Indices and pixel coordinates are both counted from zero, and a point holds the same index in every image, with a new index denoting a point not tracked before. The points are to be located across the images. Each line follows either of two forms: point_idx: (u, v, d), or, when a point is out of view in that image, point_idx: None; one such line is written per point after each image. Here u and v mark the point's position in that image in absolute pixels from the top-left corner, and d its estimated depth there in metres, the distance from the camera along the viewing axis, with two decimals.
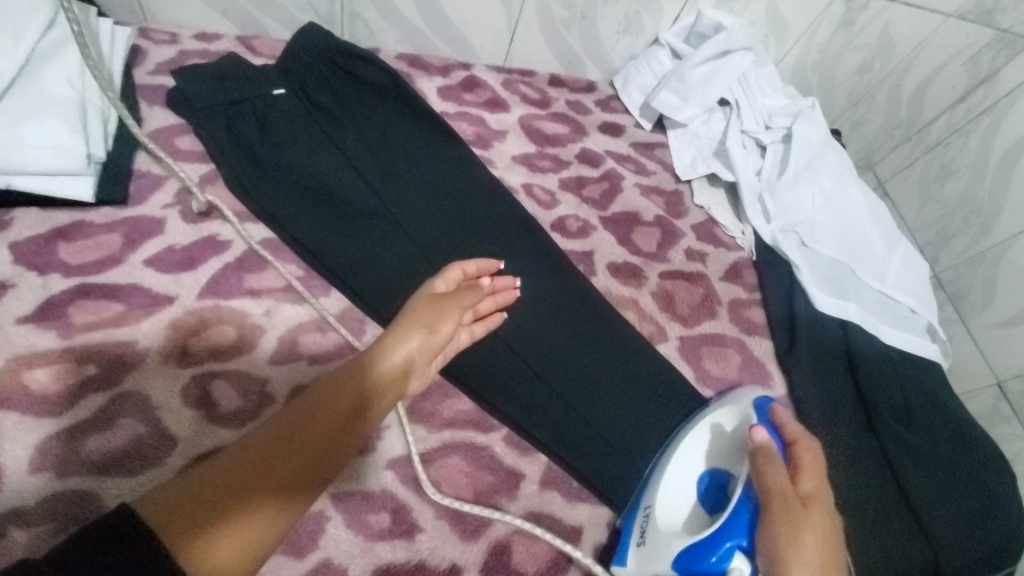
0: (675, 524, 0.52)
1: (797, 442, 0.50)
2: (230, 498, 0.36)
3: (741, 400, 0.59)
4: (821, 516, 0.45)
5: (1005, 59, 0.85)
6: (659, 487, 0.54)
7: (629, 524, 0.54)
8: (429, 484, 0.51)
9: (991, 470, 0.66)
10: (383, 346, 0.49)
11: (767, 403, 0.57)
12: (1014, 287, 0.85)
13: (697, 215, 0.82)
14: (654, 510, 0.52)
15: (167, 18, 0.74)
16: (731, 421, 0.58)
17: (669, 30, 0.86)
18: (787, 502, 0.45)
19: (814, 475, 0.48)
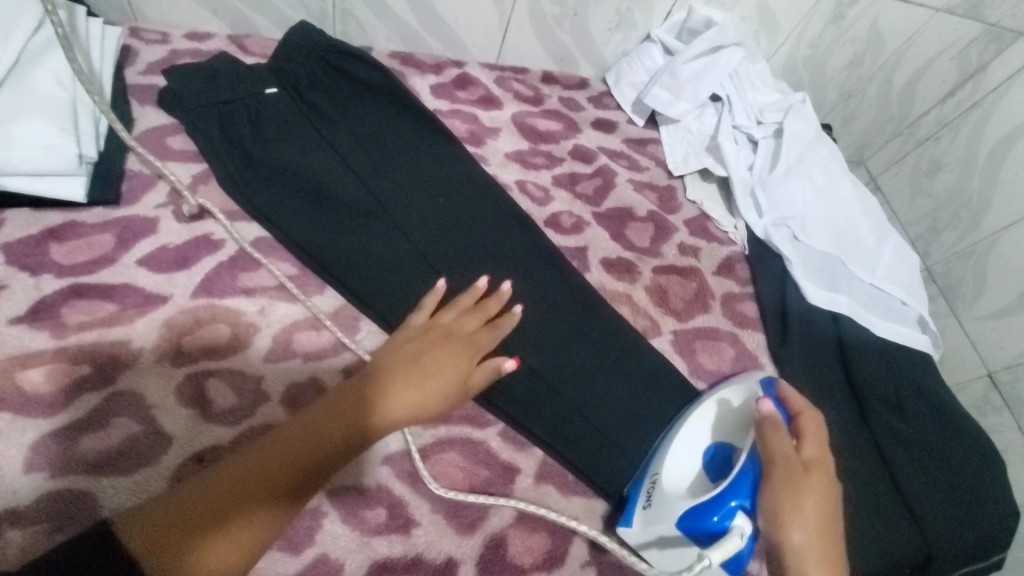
0: (681, 489, 0.53)
1: (802, 413, 0.51)
2: (221, 509, 0.38)
3: (747, 380, 0.61)
4: (823, 479, 0.46)
5: (994, 53, 0.87)
6: (666, 454, 0.55)
7: (635, 491, 0.55)
8: (430, 477, 0.52)
9: (981, 459, 0.67)
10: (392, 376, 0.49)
11: (773, 381, 0.59)
12: (1003, 279, 0.86)
13: (689, 210, 0.82)
14: (662, 475, 0.53)
15: (158, 17, 0.73)
16: (738, 397, 0.59)
17: (660, 26, 0.87)
18: (789, 467, 0.46)
19: (818, 443, 0.48)
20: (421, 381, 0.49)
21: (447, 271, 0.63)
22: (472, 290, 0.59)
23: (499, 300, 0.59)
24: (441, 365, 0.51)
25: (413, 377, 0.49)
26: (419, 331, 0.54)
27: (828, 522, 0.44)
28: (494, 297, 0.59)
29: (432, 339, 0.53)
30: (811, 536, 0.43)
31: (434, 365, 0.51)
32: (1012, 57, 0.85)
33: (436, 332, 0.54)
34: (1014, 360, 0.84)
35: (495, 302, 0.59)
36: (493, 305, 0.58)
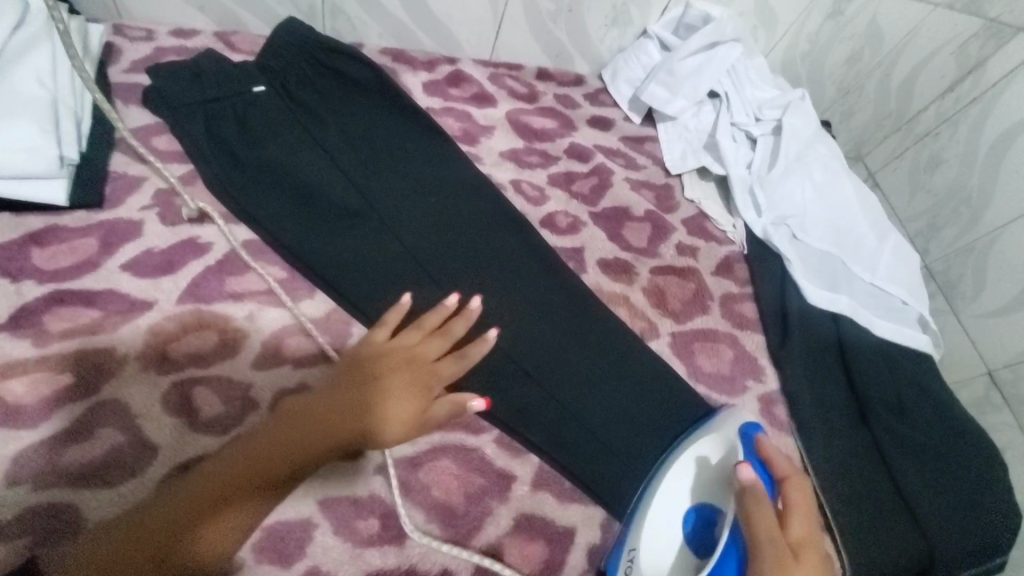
0: (661, 571, 0.50)
1: (787, 479, 0.50)
2: (213, 507, 0.41)
3: (723, 428, 0.56)
4: (812, 563, 0.43)
5: (993, 48, 0.85)
6: (643, 526, 0.51)
7: (613, 564, 0.52)
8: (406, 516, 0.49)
9: (982, 460, 0.66)
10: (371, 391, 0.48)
11: (755, 433, 0.55)
12: (1003, 277, 0.85)
13: (687, 210, 0.81)
14: (639, 553, 0.50)
15: (142, 14, 0.72)
16: (717, 452, 0.55)
17: (657, 22, 0.85)
18: (778, 548, 0.43)
19: (804, 519, 0.47)
20: (376, 408, 0.47)
21: (440, 274, 0.62)
22: (438, 309, 0.54)
23: (466, 321, 0.55)
24: (397, 393, 0.48)
25: (368, 405, 0.47)
26: (378, 352, 0.50)
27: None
28: (461, 318, 0.55)
29: (390, 363, 0.50)
30: None
31: (391, 392, 0.48)
32: (1011, 52, 0.83)
33: (396, 356, 0.51)
34: (1014, 358, 0.83)
35: (462, 323, 0.54)
36: (459, 328, 0.54)
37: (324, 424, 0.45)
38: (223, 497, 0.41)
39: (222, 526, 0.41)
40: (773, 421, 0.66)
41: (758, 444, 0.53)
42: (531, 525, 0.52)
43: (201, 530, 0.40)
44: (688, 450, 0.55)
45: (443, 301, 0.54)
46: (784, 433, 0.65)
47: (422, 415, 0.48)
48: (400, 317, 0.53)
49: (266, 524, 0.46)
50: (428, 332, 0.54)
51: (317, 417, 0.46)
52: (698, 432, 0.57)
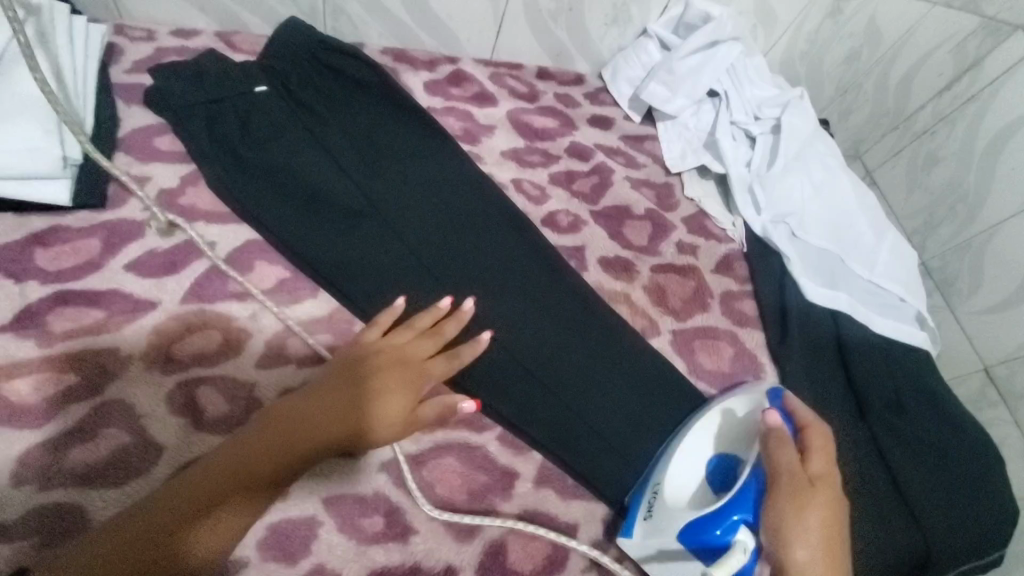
0: (682, 501, 0.52)
1: (810, 426, 0.51)
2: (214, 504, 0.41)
3: (755, 391, 0.59)
4: (828, 496, 0.46)
5: (991, 46, 0.85)
6: (670, 463, 0.54)
7: (637, 501, 0.54)
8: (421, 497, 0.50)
9: (979, 455, 0.67)
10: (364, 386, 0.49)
11: (780, 390, 0.57)
12: (1000, 274, 0.86)
13: (687, 208, 0.81)
14: (663, 486, 0.52)
15: (143, 14, 0.72)
16: (743, 407, 0.58)
17: (657, 20, 0.85)
18: (796, 481, 0.46)
19: (823, 458, 0.49)
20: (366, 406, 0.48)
21: (442, 274, 0.62)
22: (429, 312, 0.56)
23: (459, 322, 0.56)
24: (387, 391, 0.49)
25: (358, 403, 0.48)
26: (370, 352, 0.52)
27: (830, 538, 0.44)
28: (454, 319, 0.56)
29: (381, 362, 0.51)
30: (812, 552, 0.43)
31: (381, 390, 0.49)
32: (1009, 49, 0.83)
33: (388, 355, 0.52)
34: (1009, 354, 0.84)
35: (455, 324, 0.56)
36: (450, 328, 0.55)
37: (318, 422, 0.46)
38: (216, 502, 0.41)
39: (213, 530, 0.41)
40: None
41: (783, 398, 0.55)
42: (534, 521, 0.53)
43: (192, 535, 0.40)
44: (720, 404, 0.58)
45: (436, 304, 0.56)
46: None
47: (410, 413, 0.49)
48: (394, 318, 0.55)
49: (271, 522, 0.47)
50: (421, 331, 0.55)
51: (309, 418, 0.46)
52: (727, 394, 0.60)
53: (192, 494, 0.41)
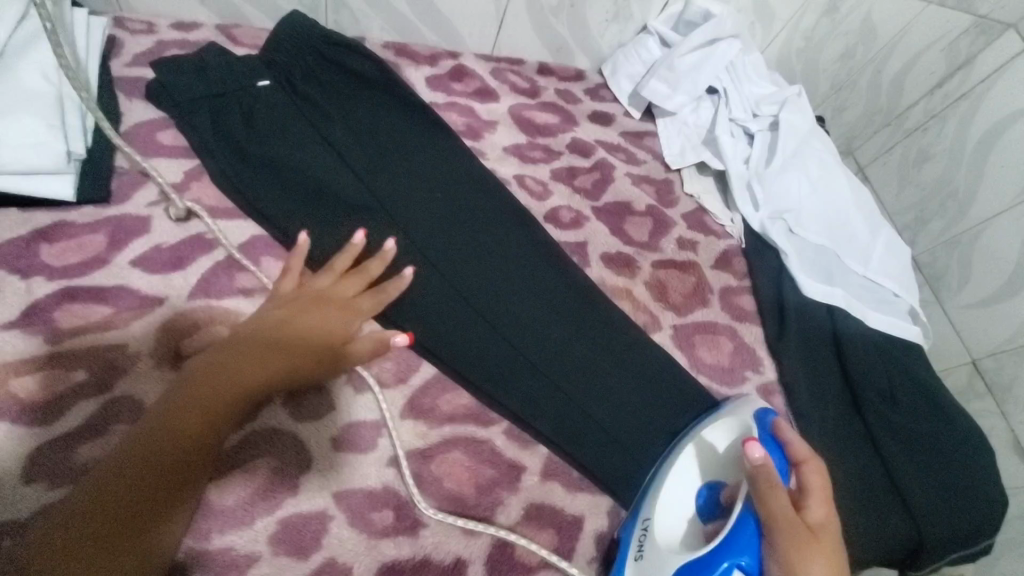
0: (669, 543, 0.52)
1: (805, 464, 0.51)
2: (163, 480, 0.42)
3: (740, 411, 0.59)
4: (830, 544, 0.45)
5: (982, 45, 0.87)
6: (658, 499, 0.54)
7: (627, 535, 0.54)
8: (417, 498, 0.50)
9: (967, 444, 0.69)
10: (287, 334, 0.49)
11: (768, 416, 0.57)
12: (989, 268, 0.88)
13: (687, 204, 0.82)
14: (653, 523, 0.52)
15: (143, 7, 0.71)
16: (728, 434, 0.58)
17: (658, 17, 0.86)
18: (793, 532, 0.45)
19: (823, 500, 0.48)
20: (292, 348, 0.50)
21: (446, 269, 0.63)
22: (350, 250, 0.57)
23: (382, 260, 0.57)
24: (312, 330, 0.51)
25: (283, 343, 0.49)
26: (288, 297, 0.53)
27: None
28: (376, 259, 0.57)
29: (303, 305, 0.53)
30: None
31: (306, 328, 0.51)
32: (1001, 48, 0.85)
33: (308, 296, 0.53)
34: (996, 347, 0.86)
35: (376, 261, 0.57)
36: (374, 267, 0.57)
37: (252, 378, 0.47)
38: (176, 484, 0.42)
39: (181, 497, 0.43)
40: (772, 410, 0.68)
41: (772, 427, 0.55)
42: (540, 515, 0.54)
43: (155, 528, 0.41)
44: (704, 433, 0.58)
45: (351, 241, 0.56)
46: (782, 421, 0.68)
47: (340, 346, 0.52)
48: (304, 256, 0.55)
49: (282, 517, 0.47)
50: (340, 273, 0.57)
51: (232, 365, 0.47)
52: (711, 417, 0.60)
53: (152, 483, 0.41)
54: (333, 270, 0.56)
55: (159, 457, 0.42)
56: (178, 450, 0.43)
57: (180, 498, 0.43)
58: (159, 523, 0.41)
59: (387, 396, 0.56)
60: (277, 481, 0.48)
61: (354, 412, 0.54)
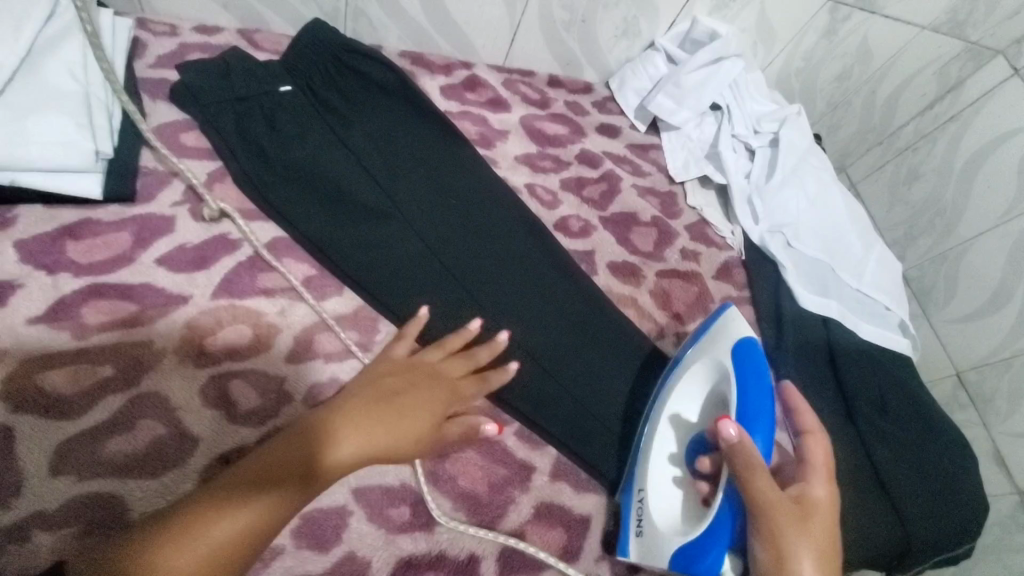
0: (667, 514, 0.54)
1: (811, 434, 0.54)
2: (235, 496, 0.40)
3: (709, 355, 0.59)
4: (822, 519, 0.48)
5: (972, 69, 0.91)
6: (649, 470, 0.56)
7: (626, 507, 0.56)
8: (432, 502, 0.52)
9: (954, 453, 0.72)
10: (397, 406, 0.50)
11: (747, 357, 0.55)
12: (973, 284, 0.92)
13: (690, 216, 0.85)
14: (648, 497, 0.54)
15: (166, 9, 0.72)
16: (700, 384, 0.59)
17: (665, 35, 0.89)
18: (780, 512, 0.46)
19: (824, 478, 0.51)
20: (395, 421, 0.49)
21: (460, 273, 0.64)
22: (461, 333, 0.58)
23: (490, 351, 0.58)
24: (417, 407, 0.51)
25: (386, 417, 0.49)
26: (397, 365, 0.54)
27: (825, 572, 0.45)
28: (486, 348, 0.58)
29: (413, 375, 0.54)
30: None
31: (409, 407, 0.51)
32: (989, 74, 0.89)
33: (417, 370, 0.55)
34: (980, 360, 0.90)
35: (484, 347, 0.58)
36: (483, 356, 0.58)
37: (348, 435, 0.47)
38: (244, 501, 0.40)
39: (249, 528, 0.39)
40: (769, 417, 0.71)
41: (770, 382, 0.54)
42: (550, 514, 0.55)
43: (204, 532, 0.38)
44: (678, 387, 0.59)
45: (466, 327, 0.58)
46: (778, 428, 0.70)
47: (436, 431, 0.52)
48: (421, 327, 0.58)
49: (304, 511, 0.48)
50: (444, 346, 0.58)
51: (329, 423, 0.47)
52: (682, 368, 0.60)
53: (221, 497, 0.40)
54: (444, 346, 0.57)
55: (240, 478, 0.42)
56: (260, 474, 0.42)
57: (247, 527, 0.39)
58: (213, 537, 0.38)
59: None
60: None
61: None
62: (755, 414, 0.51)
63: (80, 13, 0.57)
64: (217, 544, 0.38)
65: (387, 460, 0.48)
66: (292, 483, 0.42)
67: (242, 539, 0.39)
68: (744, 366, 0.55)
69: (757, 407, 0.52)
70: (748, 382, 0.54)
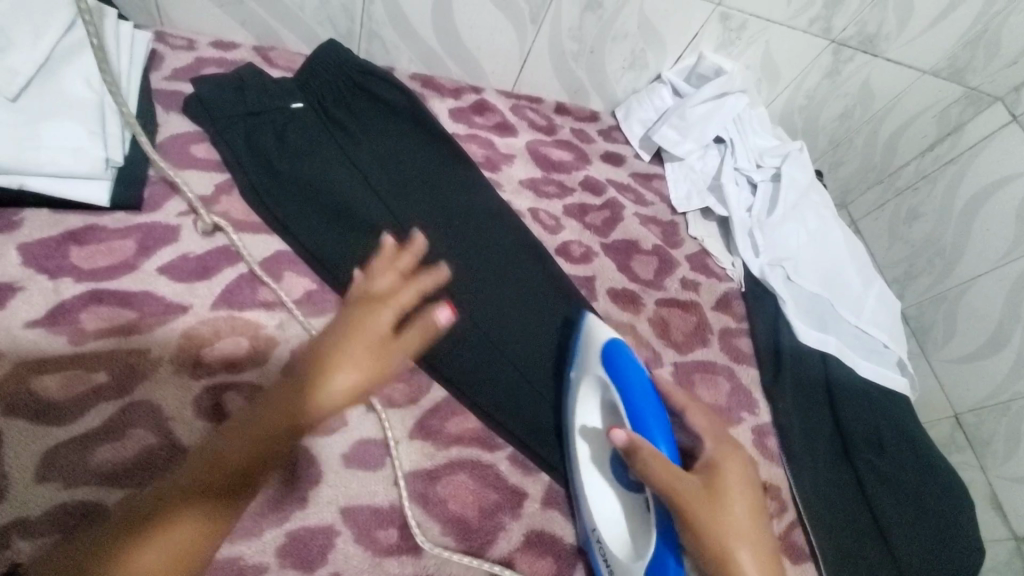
0: (624, 539, 0.51)
1: (688, 408, 0.56)
2: (191, 491, 0.43)
3: (587, 367, 0.58)
4: (726, 485, 0.50)
5: (971, 114, 0.94)
6: (589, 504, 0.53)
7: (591, 549, 0.53)
8: (418, 530, 0.50)
9: (951, 496, 0.71)
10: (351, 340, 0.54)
11: (619, 354, 0.55)
12: (971, 325, 0.92)
13: (691, 246, 0.85)
14: (600, 531, 0.52)
15: (184, 24, 0.74)
16: (591, 397, 0.57)
17: (671, 68, 0.91)
18: (688, 493, 0.47)
19: (715, 445, 0.53)
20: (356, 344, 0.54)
21: (461, 295, 0.65)
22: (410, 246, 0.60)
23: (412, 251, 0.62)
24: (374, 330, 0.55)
25: (346, 347, 0.53)
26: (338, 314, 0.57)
27: (734, 533, 0.48)
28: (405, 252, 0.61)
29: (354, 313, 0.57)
30: (728, 539, 0.47)
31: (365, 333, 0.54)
32: (988, 118, 0.92)
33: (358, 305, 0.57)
34: (978, 402, 0.91)
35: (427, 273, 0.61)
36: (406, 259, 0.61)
37: (312, 381, 0.51)
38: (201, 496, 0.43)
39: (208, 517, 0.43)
40: (765, 452, 0.70)
41: (639, 367, 0.54)
42: (540, 542, 0.54)
43: (165, 531, 0.41)
44: (578, 403, 0.58)
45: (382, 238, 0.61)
46: (774, 464, 0.69)
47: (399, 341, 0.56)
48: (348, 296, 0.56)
49: (290, 529, 0.48)
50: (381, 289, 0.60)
51: (292, 392, 0.50)
52: (573, 389, 0.59)
53: (181, 489, 0.43)
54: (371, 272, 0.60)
55: (197, 470, 0.44)
56: (210, 466, 0.45)
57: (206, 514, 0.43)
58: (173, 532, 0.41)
59: (396, 417, 0.56)
60: (286, 495, 0.49)
61: (361, 431, 0.55)
62: (642, 403, 0.52)
63: (87, 24, 0.54)
64: (182, 539, 0.41)
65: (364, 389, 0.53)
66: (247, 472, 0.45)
67: (209, 539, 0.42)
68: (614, 365, 0.55)
69: (643, 398, 0.52)
70: (623, 372, 0.54)
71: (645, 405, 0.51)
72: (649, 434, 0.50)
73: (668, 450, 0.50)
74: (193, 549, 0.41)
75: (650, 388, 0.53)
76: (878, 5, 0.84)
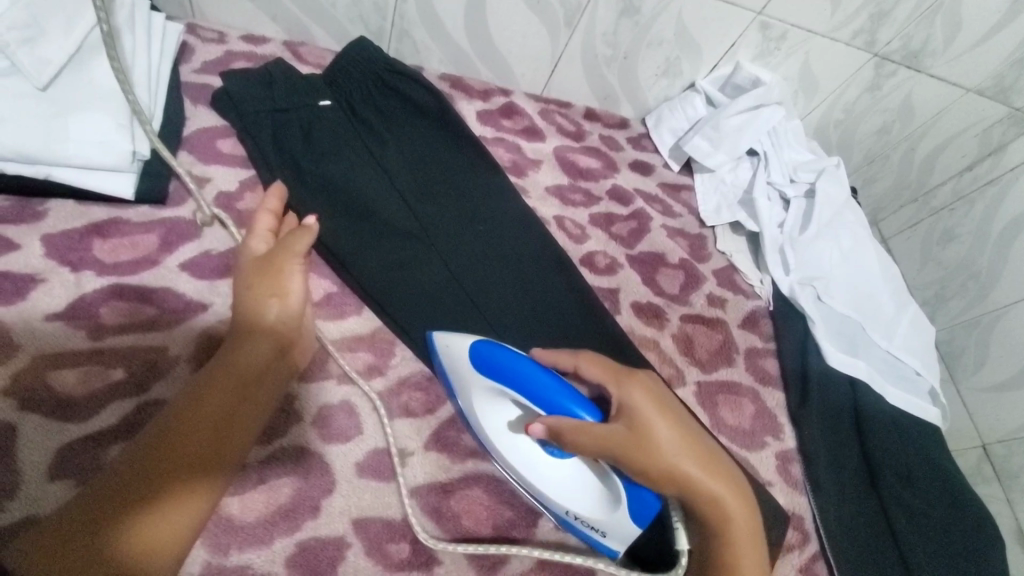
0: (594, 498, 0.52)
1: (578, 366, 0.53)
2: (156, 477, 0.40)
3: (464, 373, 0.54)
4: (641, 411, 0.49)
5: (1015, 135, 0.87)
6: (551, 493, 0.52)
7: (574, 528, 0.53)
8: (425, 532, 0.49)
9: (982, 532, 0.68)
10: (255, 297, 0.50)
11: (488, 350, 0.52)
12: (1005, 354, 0.90)
13: (718, 261, 0.83)
14: (576, 509, 0.52)
15: (216, 17, 0.74)
16: (483, 401, 0.55)
17: (705, 77, 0.88)
18: (616, 444, 0.46)
19: (616, 378, 0.51)
20: (266, 301, 0.49)
21: (483, 303, 0.64)
22: (273, 189, 0.58)
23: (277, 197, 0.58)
24: (269, 280, 0.50)
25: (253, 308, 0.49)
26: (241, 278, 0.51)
27: (671, 453, 0.47)
28: (274, 196, 0.58)
29: (249, 275, 0.51)
30: (668, 461, 0.47)
31: (266, 285, 0.50)
32: None
33: (252, 266, 0.52)
34: (1008, 434, 0.88)
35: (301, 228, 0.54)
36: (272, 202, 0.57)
37: (238, 354, 0.47)
38: (161, 484, 0.40)
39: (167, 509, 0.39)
40: (788, 479, 0.67)
41: (509, 350, 0.52)
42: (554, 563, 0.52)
43: (131, 524, 0.38)
44: (481, 414, 0.55)
45: (278, 184, 0.58)
46: (798, 492, 0.67)
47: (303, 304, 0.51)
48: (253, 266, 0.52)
49: (300, 539, 0.47)
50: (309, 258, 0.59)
51: (232, 371, 0.46)
52: (464, 399, 0.55)
53: (134, 476, 0.40)
54: (259, 232, 0.54)
55: (155, 454, 0.41)
56: (167, 450, 0.41)
57: (165, 507, 0.39)
58: (133, 524, 0.38)
59: (414, 426, 0.55)
60: (298, 504, 0.48)
61: (375, 440, 0.53)
62: (535, 385, 0.50)
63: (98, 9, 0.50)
64: (149, 533, 0.38)
65: (284, 355, 0.49)
66: (207, 459, 0.42)
67: (177, 539, 0.39)
68: (489, 362, 0.52)
69: (532, 380, 0.50)
70: (501, 365, 0.52)
71: (538, 386, 0.50)
72: (565, 410, 0.50)
73: (588, 412, 0.49)
74: (165, 547, 0.38)
75: (532, 366, 0.51)
76: (925, 19, 0.81)
